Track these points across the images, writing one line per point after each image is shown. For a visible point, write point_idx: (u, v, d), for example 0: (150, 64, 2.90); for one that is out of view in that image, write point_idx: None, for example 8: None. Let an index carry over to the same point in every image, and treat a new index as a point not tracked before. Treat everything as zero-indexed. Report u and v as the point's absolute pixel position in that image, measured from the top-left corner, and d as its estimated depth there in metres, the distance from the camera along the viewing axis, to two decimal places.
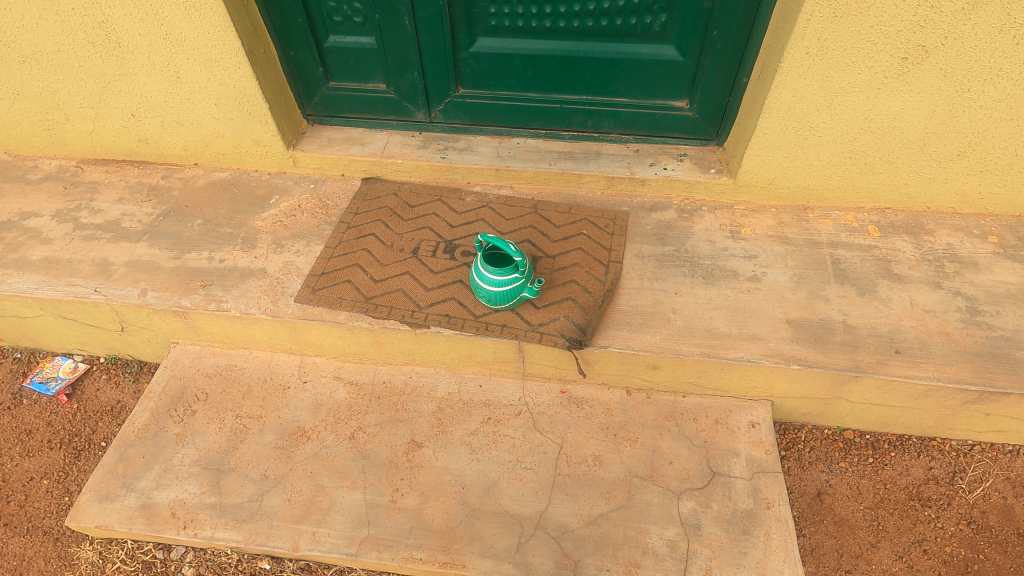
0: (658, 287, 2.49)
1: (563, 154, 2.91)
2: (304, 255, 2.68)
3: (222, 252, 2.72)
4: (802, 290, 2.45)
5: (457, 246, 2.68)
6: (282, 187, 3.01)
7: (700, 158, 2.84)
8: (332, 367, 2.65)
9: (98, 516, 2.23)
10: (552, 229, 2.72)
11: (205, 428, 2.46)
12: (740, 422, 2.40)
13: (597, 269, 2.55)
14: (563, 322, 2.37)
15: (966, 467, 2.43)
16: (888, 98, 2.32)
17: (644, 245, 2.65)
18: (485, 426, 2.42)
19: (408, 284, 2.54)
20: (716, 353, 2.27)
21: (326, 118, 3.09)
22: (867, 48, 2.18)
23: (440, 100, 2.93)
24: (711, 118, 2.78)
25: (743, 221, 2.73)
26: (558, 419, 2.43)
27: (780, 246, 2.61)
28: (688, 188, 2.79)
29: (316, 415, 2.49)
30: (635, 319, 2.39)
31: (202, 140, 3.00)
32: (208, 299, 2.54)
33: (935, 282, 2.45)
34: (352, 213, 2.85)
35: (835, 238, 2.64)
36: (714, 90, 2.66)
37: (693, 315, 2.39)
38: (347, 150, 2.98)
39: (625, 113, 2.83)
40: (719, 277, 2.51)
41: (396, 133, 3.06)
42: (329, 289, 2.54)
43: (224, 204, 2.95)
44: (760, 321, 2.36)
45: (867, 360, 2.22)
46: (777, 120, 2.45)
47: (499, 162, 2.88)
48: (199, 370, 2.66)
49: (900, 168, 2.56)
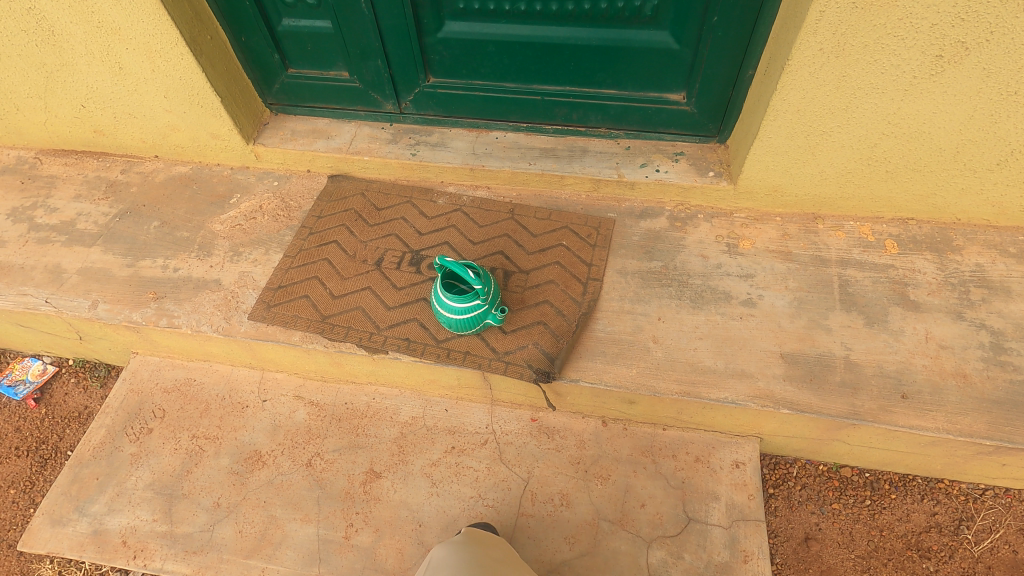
0: (639, 311, 2.25)
1: (545, 151, 2.61)
2: (261, 265, 2.51)
3: (176, 260, 2.56)
4: (801, 317, 2.18)
5: (423, 258, 2.46)
6: (244, 184, 2.80)
7: (698, 158, 2.52)
8: (293, 386, 2.51)
9: (49, 542, 2.19)
10: (527, 239, 2.47)
11: (161, 449, 2.38)
12: (724, 461, 2.20)
13: (574, 288, 2.32)
14: (531, 351, 2.18)
15: (974, 514, 2.21)
16: (917, 101, 1.96)
17: (627, 259, 2.39)
18: (448, 457, 2.28)
19: (368, 301, 2.35)
20: (697, 392, 2.05)
21: (290, 108, 2.83)
22: (893, 44, 1.81)
23: (409, 89, 2.63)
24: (712, 113, 2.43)
25: (742, 232, 2.43)
26: (526, 451, 2.27)
27: (782, 264, 2.33)
28: (682, 193, 2.49)
29: (273, 438, 2.37)
30: (611, 349, 2.17)
31: (159, 133, 2.79)
32: (159, 314, 2.40)
33: (956, 311, 2.15)
34: (315, 216, 2.64)
35: (845, 254, 2.33)
36: (715, 83, 2.31)
37: (675, 345, 2.16)
38: (311, 144, 2.73)
39: (614, 106, 2.49)
40: (708, 300, 2.26)
41: (365, 125, 2.79)
42: (284, 306, 2.37)
43: (183, 203, 2.76)
44: (749, 354, 2.12)
45: (868, 406, 1.98)
46: (785, 123, 2.11)
47: (473, 161, 2.60)
48: (158, 384, 2.55)
49: (926, 176, 2.22)
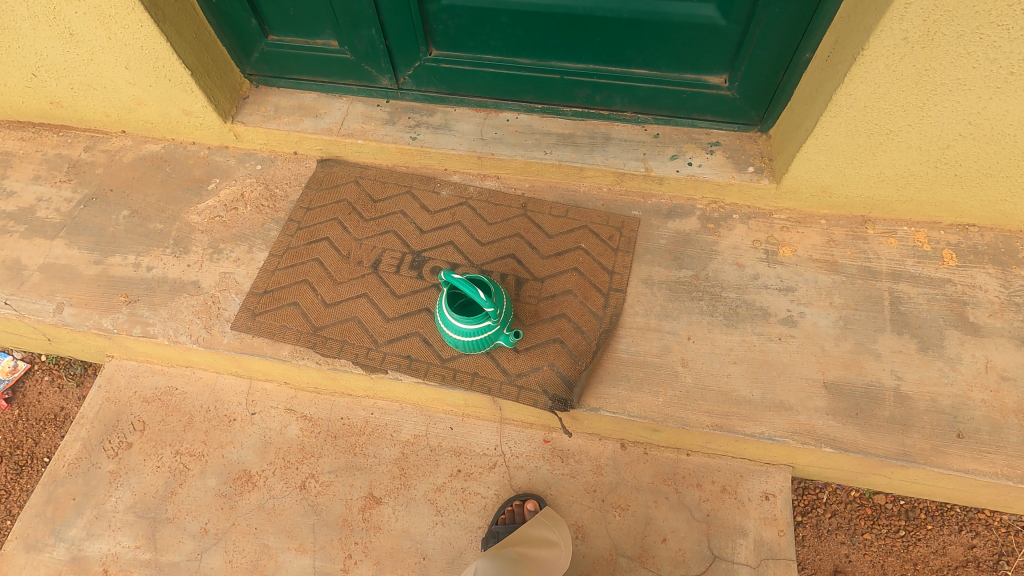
0: (666, 329, 2.02)
1: (562, 138, 2.30)
2: (244, 265, 2.24)
3: (149, 257, 2.29)
4: (847, 340, 1.96)
5: (426, 261, 2.20)
6: (223, 167, 2.50)
7: (736, 150, 2.22)
8: (283, 397, 2.30)
9: (24, 569, 2.03)
10: (542, 240, 2.21)
11: (142, 467, 2.19)
12: (752, 492, 2.04)
13: (594, 300, 2.08)
14: (546, 374, 1.96)
15: (1015, 549, 2.07)
16: (1008, 102, 1.66)
17: (654, 266, 2.14)
18: (454, 481, 2.11)
19: (365, 310, 2.11)
20: (730, 426, 1.85)
21: (272, 80, 2.49)
22: (994, 34, 1.49)
23: (408, 63, 2.28)
24: (756, 99, 2.12)
25: (783, 236, 2.17)
26: (538, 476, 2.10)
27: (826, 276, 2.08)
28: (717, 190, 2.20)
29: (264, 456, 2.19)
30: (635, 373, 1.95)
31: (123, 107, 2.46)
32: (132, 321, 2.15)
33: (1021, 336, 1.93)
34: (304, 208, 2.35)
35: (898, 266, 2.08)
36: (763, 67, 1.99)
37: (707, 370, 1.95)
38: (296, 124, 2.41)
39: (643, 89, 2.17)
40: (744, 317, 2.03)
41: (357, 101, 2.46)
42: (270, 315, 2.13)
43: (155, 189, 2.47)
44: (789, 383, 1.91)
45: (919, 446, 1.79)
46: (847, 120, 1.81)
47: (481, 148, 2.30)
48: (137, 393, 2.34)
49: (1000, 182, 1.93)
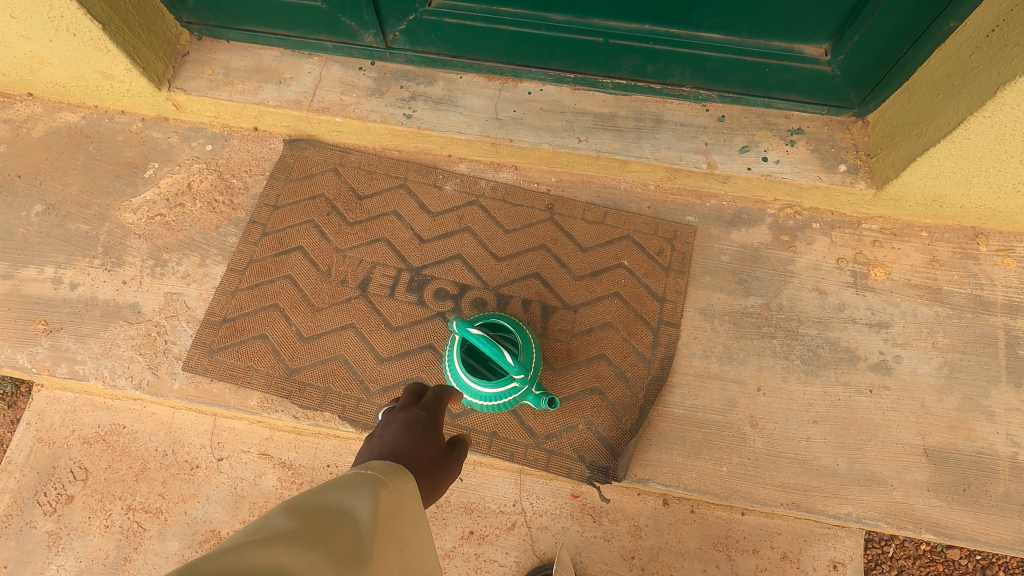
0: (730, 376, 1.63)
1: (601, 120, 1.79)
2: (196, 283, 1.77)
3: (73, 270, 1.80)
4: (953, 393, 1.59)
5: (427, 281, 1.75)
6: (163, 147, 1.95)
7: (824, 140, 1.74)
8: (256, 439, 1.90)
9: None
10: (573, 255, 1.76)
11: (87, 526, 1.82)
12: (818, 561, 1.72)
13: (640, 337, 1.67)
14: (582, 435, 1.58)
15: None
16: None
17: (714, 291, 1.71)
18: (465, 545, 1.77)
19: (352, 347, 1.68)
20: (810, 506, 1.51)
21: (219, 31, 1.89)
22: None
23: (399, 16, 1.70)
24: (860, 77, 1.61)
25: (874, 254, 1.74)
26: (565, 540, 1.76)
27: (927, 308, 1.68)
28: (796, 193, 1.74)
29: (235, 513, 1.82)
30: (692, 434, 1.57)
31: (22, 65, 1.86)
32: (55, 358, 1.70)
33: None
34: (270, 205, 1.85)
35: (1016, 296, 1.68)
36: (883, 36, 1.47)
37: (781, 431, 1.57)
38: (254, 93, 1.85)
39: (712, 60, 1.65)
40: (826, 361, 1.64)
41: (334, 62, 1.90)
42: (232, 352, 1.68)
43: (77, 175, 1.93)
44: (882, 449, 1.55)
45: None
46: (1003, 122, 1.33)
47: (496, 131, 1.78)
48: (75, 432, 1.92)
49: None
